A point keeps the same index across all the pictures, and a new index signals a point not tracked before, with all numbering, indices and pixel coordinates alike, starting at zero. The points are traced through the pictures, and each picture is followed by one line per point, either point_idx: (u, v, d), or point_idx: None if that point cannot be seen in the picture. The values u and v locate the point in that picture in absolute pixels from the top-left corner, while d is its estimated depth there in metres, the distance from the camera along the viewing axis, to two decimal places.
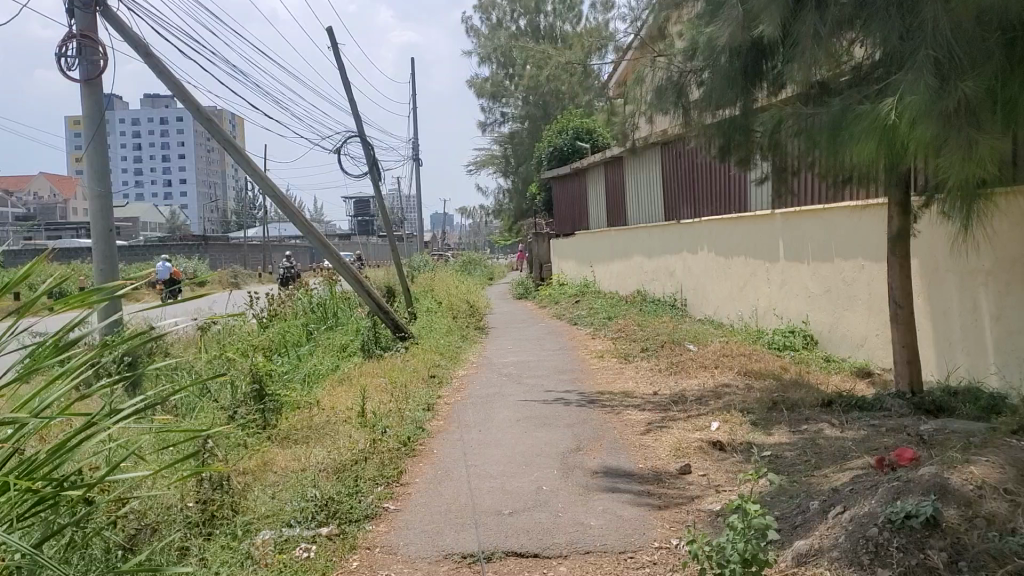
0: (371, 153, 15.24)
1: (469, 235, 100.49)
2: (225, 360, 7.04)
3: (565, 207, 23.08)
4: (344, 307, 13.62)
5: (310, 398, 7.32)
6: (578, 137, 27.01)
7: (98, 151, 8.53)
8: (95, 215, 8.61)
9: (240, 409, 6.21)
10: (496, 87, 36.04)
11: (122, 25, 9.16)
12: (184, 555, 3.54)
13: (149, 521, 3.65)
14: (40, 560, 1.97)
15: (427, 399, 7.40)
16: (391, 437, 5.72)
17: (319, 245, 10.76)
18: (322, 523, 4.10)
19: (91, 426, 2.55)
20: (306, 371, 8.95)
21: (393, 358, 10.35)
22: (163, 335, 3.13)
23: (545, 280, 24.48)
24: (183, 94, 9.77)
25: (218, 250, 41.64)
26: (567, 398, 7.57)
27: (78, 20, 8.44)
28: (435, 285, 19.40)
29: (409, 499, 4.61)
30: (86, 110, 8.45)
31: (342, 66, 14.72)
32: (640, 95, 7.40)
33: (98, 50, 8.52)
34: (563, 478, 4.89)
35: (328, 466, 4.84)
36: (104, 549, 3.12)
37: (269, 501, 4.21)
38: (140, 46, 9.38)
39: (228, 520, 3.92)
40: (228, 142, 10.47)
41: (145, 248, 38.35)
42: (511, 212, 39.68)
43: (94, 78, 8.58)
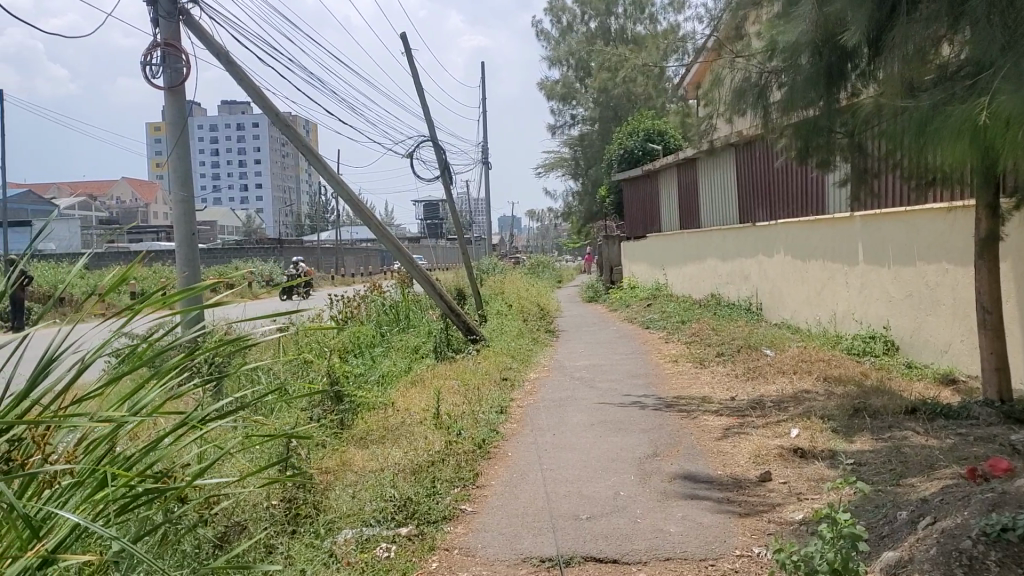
0: (443, 157, 15.41)
1: (539, 238, 100.80)
2: (301, 362, 7.20)
3: (636, 208, 22.97)
4: (415, 308, 13.78)
5: (384, 399, 7.40)
6: (649, 138, 26.92)
7: (181, 155, 8.78)
8: (179, 221, 8.82)
9: (319, 409, 6.35)
10: (566, 89, 36.20)
11: (205, 35, 9.45)
12: (271, 552, 3.62)
13: (239, 519, 3.75)
14: (139, 559, 2.02)
15: (500, 401, 7.44)
16: (466, 438, 5.78)
17: (392, 248, 10.91)
18: (401, 523, 4.15)
19: (181, 426, 2.61)
20: (380, 372, 9.06)
21: (466, 360, 10.44)
22: (248, 338, 3.19)
23: (616, 283, 24.42)
24: (263, 101, 10.01)
25: (293, 251, 42.53)
26: (643, 402, 7.53)
27: (163, 29, 8.77)
28: (505, 288, 19.48)
29: (485, 502, 4.63)
30: (171, 118, 8.71)
31: (414, 71, 14.95)
32: (717, 97, 7.32)
33: (181, 58, 8.83)
34: (641, 483, 4.86)
35: (406, 466, 4.90)
36: (194, 545, 3.20)
37: (349, 501, 4.28)
38: (222, 54, 9.66)
39: (311, 520, 4.00)
40: (306, 148, 10.68)
41: (222, 252, 39.42)
42: (580, 215, 39.66)
43: (178, 85, 8.87)
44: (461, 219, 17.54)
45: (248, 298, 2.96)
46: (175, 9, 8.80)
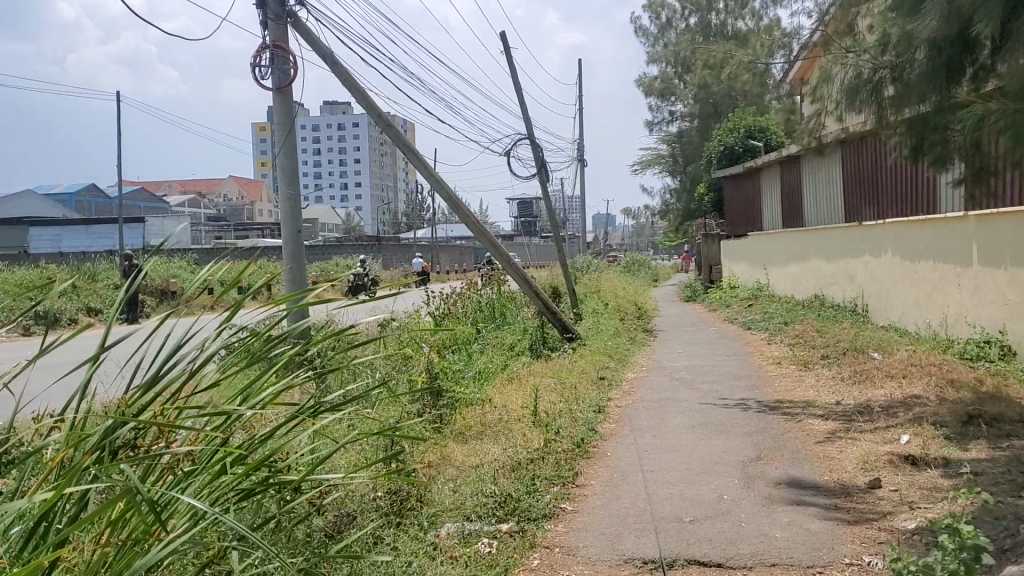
0: (540, 154, 15.43)
1: (635, 236, 100.22)
2: (402, 358, 7.32)
3: (737, 206, 22.58)
4: (511, 306, 13.84)
5: (481, 395, 7.46)
6: (750, 135, 26.45)
7: (287, 155, 9.00)
8: (285, 220, 9.07)
9: (419, 405, 6.43)
10: (665, 85, 35.86)
11: (311, 37, 9.69)
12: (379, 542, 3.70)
13: (350, 509, 3.83)
14: (260, 546, 2.08)
15: (598, 400, 7.42)
16: (565, 437, 5.78)
17: (490, 246, 10.97)
18: (502, 519, 4.18)
19: (294, 416, 2.69)
20: (478, 368, 9.14)
21: (563, 358, 10.44)
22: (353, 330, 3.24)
23: (715, 282, 24.07)
24: (365, 101, 10.21)
25: (391, 248, 43.25)
26: (746, 405, 7.40)
27: (272, 31, 9.05)
28: (602, 286, 19.38)
29: (586, 501, 4.63)
30: (279, 118, 8.96)
31: (512, 70, 15.03)
32: (826, 93, 7.14)
33: (289, 60, 9.08)
34: (745, 487, 4.78)
35: (505, 463, 4.94)
36: (307, 533, 3.28)
37: (451, 495, 4.34)
38: (327, 55, 9.90)
39: (416, 513, 4.07)
40: (407, 147, 10.84)
41: (324, 249, 40.39)
42: (677, 212, 39.20)
43: (285, 86, 9.10)
44: (557, 217, 17.54)
45: (355, 293, 3.02)
46: (283, 11, 9.05)
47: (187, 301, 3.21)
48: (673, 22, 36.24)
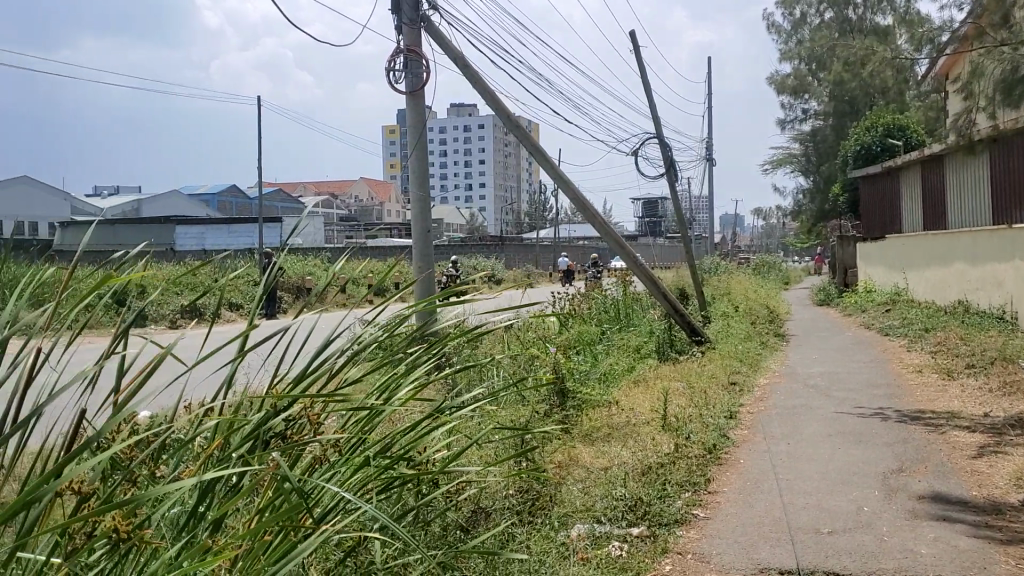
0: (669, 154, 15.25)
1: (764, 238, 97.94)
2: (530, 358, 7.37)
3: (874, 208, 21.76)
4: (637, 307, 13.72)
5: (609, 396, 7.43)
6: (889, 133, 25.47)
7: (419, 158, 9.15)
8: (416, 221, 9.25)
9: (546, 404, 6.46)
10: (798, 82, 34.98)
11: (443, 40, 9.89)
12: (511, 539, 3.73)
13: (484, 505, 3.87)
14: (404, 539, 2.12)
15: (729, 405, 7.28)
16: (695, 443, 5.69)
17: (617, 247, 10.91)
18: (633, 523, 4.16)
19: (432, 410, 2.74)
20: (605, 369, 9.10)
21: (692, 362, 10.28)
22: (486, 327, 3.27)
23: (850, 286, 23.27)
24: (495, 103, 10.33)
25: (516, 248, 43.59)
26: (886, 415, 7.12)
27: (406, 36, 9.27)
28: (731, 288, 18.99)
29: (718, 508, 4.56)
30: (412, 121, 9.15)
31: (641, 69, 14.92)
32: (979, 89, 6.80)
33: (422, 63, 9.27)
34: (886, 500, 4.61)
35: (634, 466, 4.90)
36: (444, 527, 3.35)
37: (581, 497, 4.34)
38: (459, 59, 10.07)
39: (547, 513, 4.09)
40: (535, 147, 10.89)
41: (450, 249, 41.06)
42: (809, 214, 38.13)
43: (418, 90, 9.29)
44: (685, 217, 17.29)
45: (496, 294, 3.04)
46: (417, 16, 9.27)
47: (321, 296, 3.30)
48: (806, 18, 35.29)
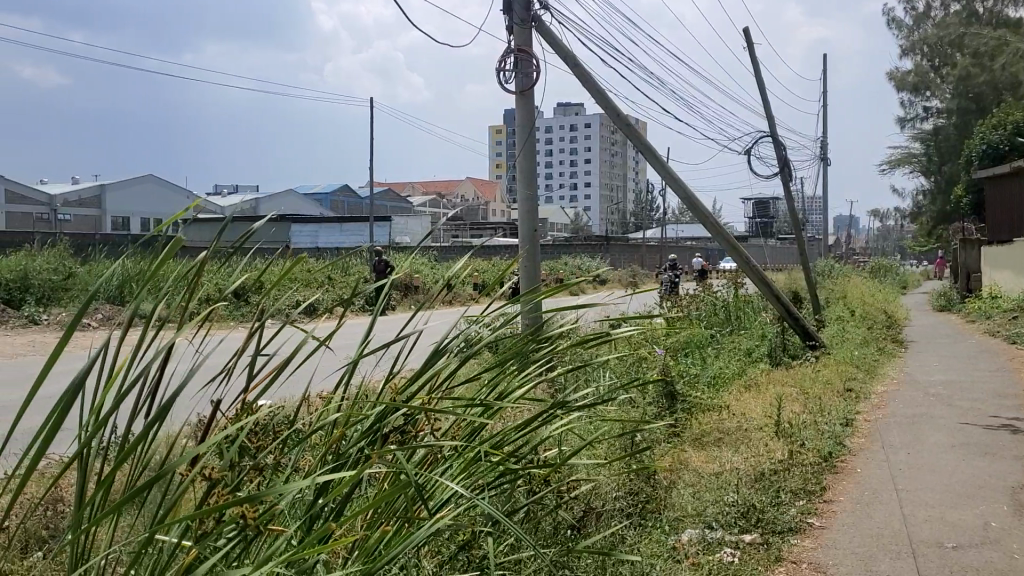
0: (783, 153, 14.91)
1: (881, 241, 94.78)
2: (638, 358, 7.31)
3: (1000, 210, 20.80)
4: (748, 310, 13.45)
5: (719, 400, 7.32)
6: (1018, 132, 24.30)
7: (527, 158, 9.18)
8: (523, 220, 9.28)
9: (656, 406, 6.39)
10: (919, 79, 33.69)
11: (554, 40, 9.92)
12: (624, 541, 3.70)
13: (595, 505, 3.85)
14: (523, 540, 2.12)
15: (846, 412, 7.06)
16: (810, 450, 5.55)
17: (729, 248, 10.70)
18: (744, 530, 4.10)
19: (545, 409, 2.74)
20: (715, 371, 8.95)
21: (806, 367, 10.02)
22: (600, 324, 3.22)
23: (974, 291, 22.28)
24: (605, 102, 10.30)
25: (622, 247, 43.33)
26: (1015, 426, 6.79)
27: (517, 36, 9.34)
28: (847, 292, 18.44)
29: (834, 517, 4.44)
30: (520, 120, 9.20)
31: (755, 67, 14.65)
32: None
33: (532, 63, 9.32)
34: (1015, 516, 4.39)
35: (749, 472, 4.81)
36: (554, 525, 3.36)
37: (692, 501, 4.30)
38: (569, 58, 10.08)
39: (656, 516, 4.05)
40: (644, 145, 10.79)
41: (555, 249, 41.12)
42: (929, 216, 36.69)
43: (528, 90, 9.33)
44: (800, 218, 16.88)
45: (617, 299, 3.01)
46: (527, 16, 9.34)
47: (437, 294, 3.34)
48: (930, 12, 34.04)
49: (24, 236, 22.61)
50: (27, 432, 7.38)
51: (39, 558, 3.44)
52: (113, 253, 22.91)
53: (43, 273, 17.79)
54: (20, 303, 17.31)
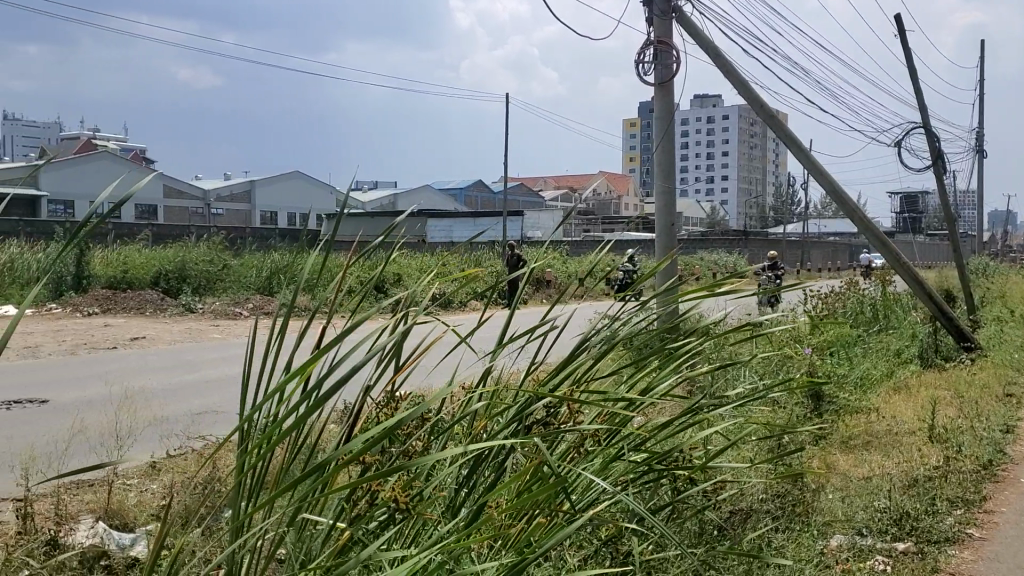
0: (936, 145, 14.19)
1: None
2: (781, 357, 7.12)
3: None
4: (897, 308, 12.86)
5: (867, 402, 7.03)
6: None
7: (666, 150, 9.04)
8: (658, 213, 9.13)
9: (801, 405, 6.20)
10: None
11: (695, 31, 9.75)
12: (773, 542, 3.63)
13: (743, 506, 3.78)
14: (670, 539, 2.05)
15: (1007, 419, 6.66)
16: (968, 457, 5.26)
17: (877, 243, 10.26)
18: (896, 538, 3.94)
19: (689, 408, 2.67)
20: (862, 372, 8.60)
21: (960, 369, 9.52)
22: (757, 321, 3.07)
23: None
24: (747, 93, 10.05)
25: (761, 243, 42.23)
26: None
27: (657, 28, 9.22)
28: (1005, 292, 17.40)
29: (996, 529, 4.20)
30: (659, 112, 9.09)
31: (906, 54, 13.99)
32: None
33: (672, 55, 9.19)
34: None
35: (901, 478, 4.60)
36: (702, 526, 3.30)
37: (842, 506, 4.16)
38: (710, 48, 9.88)
39: (805, 518, 3.95)
40: (787, 135, 10.47)
41: (691, 244, 40.46)
42: None
43: (667, 81, 9.20)
44: (953, 214, 16.05)
45: (773, 299, 2.90)
46: (668, 8, 9.20)
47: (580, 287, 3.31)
48: None
49: (181, 230, 23.94)
50: (189, 415, 7.83)
51: (205, 535, 3.61)
52: (262, 245, 23.93)
53: (199, 265, 18.77)
54: (178, 292, 18.32)
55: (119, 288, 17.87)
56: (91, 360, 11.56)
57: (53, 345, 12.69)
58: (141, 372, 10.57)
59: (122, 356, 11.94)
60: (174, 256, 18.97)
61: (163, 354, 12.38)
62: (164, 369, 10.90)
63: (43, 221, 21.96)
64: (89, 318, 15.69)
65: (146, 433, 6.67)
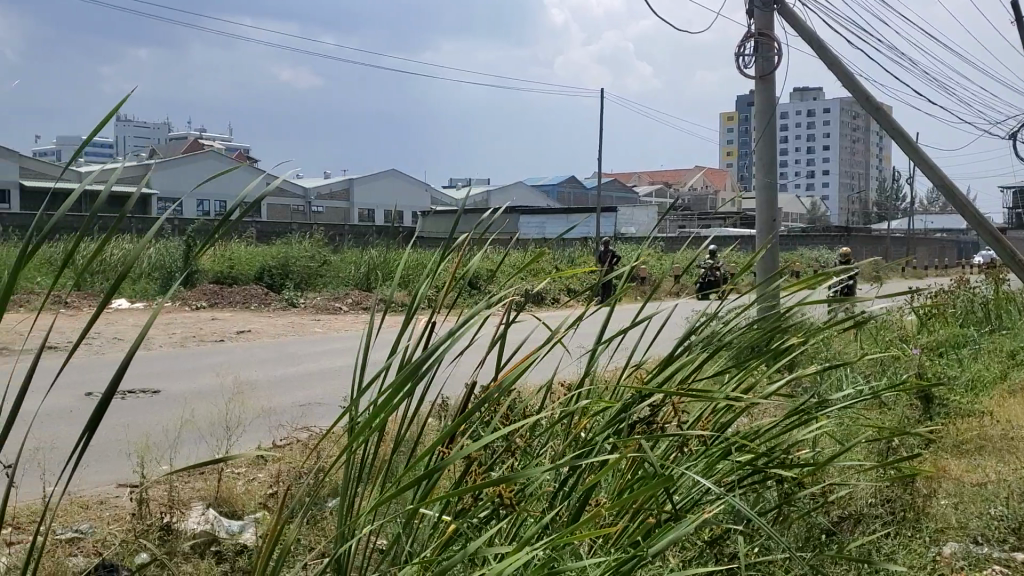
0: None
1: None
2: (889, 357, 6.91)
3: None
4: (1012, 308, 12.32)
5: (980, 405, 6.77)
6: None
7: (766, 144, 8.86)
8: (760, 209, 8.95)
9: (911, 407, 6.01)
10: None
11: (797, 22, 9.52)
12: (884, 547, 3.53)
13: (852, 511, 3.69)
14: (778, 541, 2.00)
15: None
16: None
17: (989, 239, 9.86)
18: (1015, 548, 3.80)
19: (795, 407, 2.60)
20: (975, 374, 8.27)
21: None
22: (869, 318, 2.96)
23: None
24: (851, 85, 9.76)
25: (863, 239, 41.07)
26: None
27: (758, 20, 9.03)
28: None
29: None
30: (759, 106, 8.91)
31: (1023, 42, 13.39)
32: None
33: (773, 47, 9.00)
34: None
35: (1018, 485, 4.42)
36: (811, 529, 3.22)
37: (956, 513, 4.02)
38: (813, 40, 9.64)
39: (917, 524, 3.83)
40: (893, 128, 10.14)
41: (790, 241, 39.57)
42: None
43: (768, 74, 9.02)
44: None
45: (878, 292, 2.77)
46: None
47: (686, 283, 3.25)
48: None
49: (284, 227, 24.60)
50: (294, 406, 8.05)
51: (312, 524, 3.69)
52: (361, 242, 24.42)
53: (301, 261, 19.26)
54: (281, 287, 18.83)
55: (226, 283, 18.47)
56: (200, 352, 11.97)
57: (164, 337, 13.20)
58: (249, 365, 10.91)
59: (229, 349, 12.34)
60: (278, 252, 19.50)
61: (267, 348, 12.74)
62: (270, 362, 11.22)
63: (155, 219, 22.89)
64: (198, 312, 16.27)
65: (254, 424, 6.89)
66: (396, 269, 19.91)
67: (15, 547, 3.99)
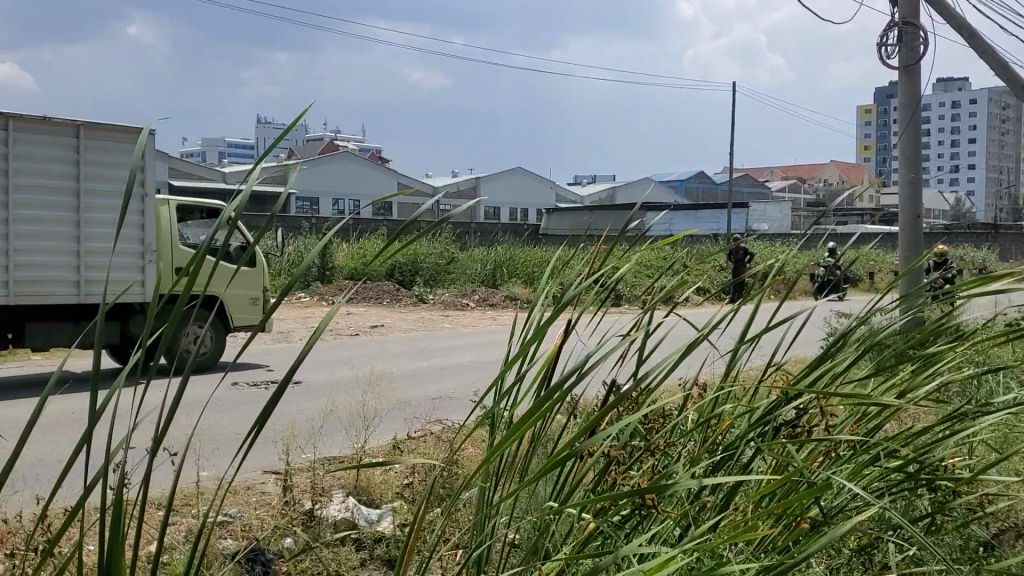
0: None
1: None
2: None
3: None
4: None
5: None
6: None
7: (910, 138, 8.49)
8: (903, 206, 8.60)
9: None
10: None
11: (946, 9, 9.06)
12: None
13: (1014, 524, 3.48)
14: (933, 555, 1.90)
15: None
16: None
17: None
18: None
19: (950, 415, 2.46)
20: None
21: None
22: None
23: None
24: (1005, 73, 9.24)
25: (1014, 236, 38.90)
26: None
27: (903, 9, 8.65)
28: None
29: None
30: (903, 98, 8.55)
31: None
32: None
33: (919, 37, 8.59)
34: None
35: None
36: (966, 541, 3.06)
37: None
38: (962, 27, 9.16)
39: None
40: None
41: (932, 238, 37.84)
42: None
43: (913, 65, 8.63)
44: None
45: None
46: None
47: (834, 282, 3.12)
48: None
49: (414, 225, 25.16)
50: (426, 399, 8.23)
51: (447, 515, 3.76)
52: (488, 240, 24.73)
53: (431, 258, 19.65)
54: (412, 283, 19.26)
55: (359, 280, 19.04)
56: (336, 345, 12.37)
57: (303, 331, 13.70)
58: (384, 358, 11.21)
59: (363, 343, 12.71)
60: (409, 250, 19.96)
61: (400, 342, 13.04)
62: (403, 356, 11.48)
63: (294, 217, 23.79)
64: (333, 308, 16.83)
65: (389, 416, 7.08)
66: (523, 267, 20.10)
67: (172, 528, 4.21)
